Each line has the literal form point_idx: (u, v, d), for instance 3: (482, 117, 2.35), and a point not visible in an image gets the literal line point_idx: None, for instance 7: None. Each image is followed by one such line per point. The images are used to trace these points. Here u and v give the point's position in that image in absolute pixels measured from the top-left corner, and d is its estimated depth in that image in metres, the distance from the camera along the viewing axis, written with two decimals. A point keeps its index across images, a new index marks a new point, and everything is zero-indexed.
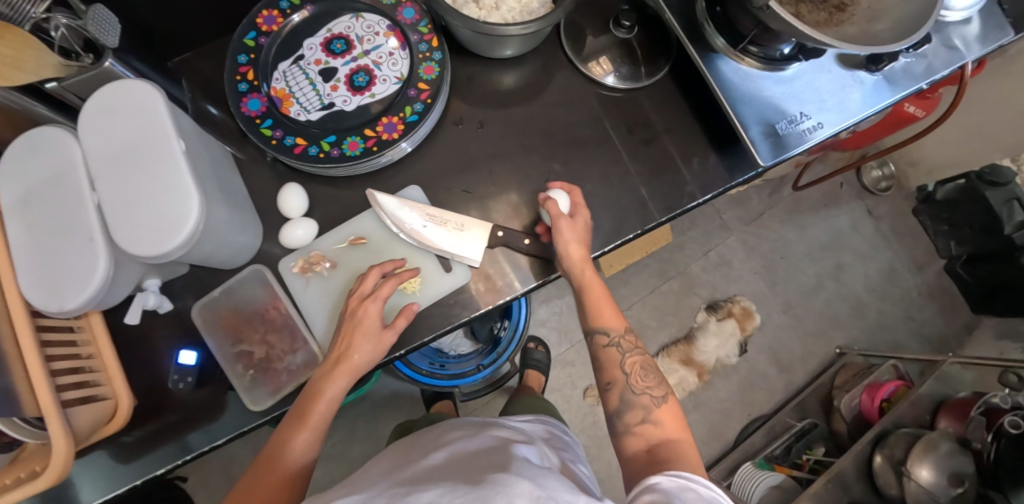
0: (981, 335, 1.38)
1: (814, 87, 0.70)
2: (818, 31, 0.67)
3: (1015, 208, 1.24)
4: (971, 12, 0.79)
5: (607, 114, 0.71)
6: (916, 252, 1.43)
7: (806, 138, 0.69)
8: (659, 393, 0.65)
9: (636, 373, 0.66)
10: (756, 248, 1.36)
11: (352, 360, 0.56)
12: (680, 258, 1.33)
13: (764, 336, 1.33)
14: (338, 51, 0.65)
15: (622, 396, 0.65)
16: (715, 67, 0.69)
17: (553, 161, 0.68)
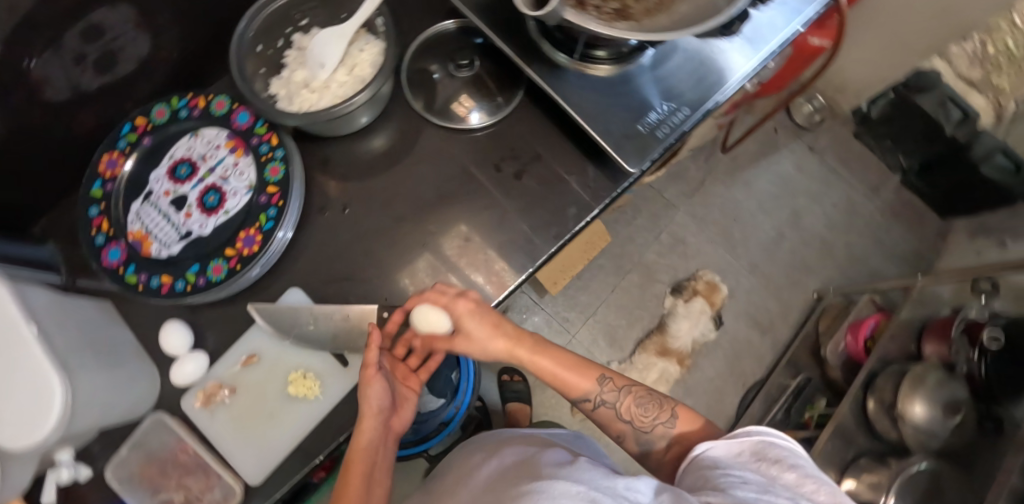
0: (956, 239, 1.40)
1: (672, 72, 0.67)
2: (648, 20, 0.60)
3: (950, 108, 1.26)
4: None
5: (471, 159, 0.69)
6: (870, 176, 1.43)
7: (678, 125, 0.65)
8: (670, 414, 0.59)
9: (636, 413, 0.60)
10: (707, 218, 1.34)
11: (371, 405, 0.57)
12: (632, 250, 1.30)
13: (737, 302, 1.30)
14: (184, 176, 0.66)
15: (639, 440, 0.61)
16: (565, 82, 0.65)
17: (428, 223, 0.67)
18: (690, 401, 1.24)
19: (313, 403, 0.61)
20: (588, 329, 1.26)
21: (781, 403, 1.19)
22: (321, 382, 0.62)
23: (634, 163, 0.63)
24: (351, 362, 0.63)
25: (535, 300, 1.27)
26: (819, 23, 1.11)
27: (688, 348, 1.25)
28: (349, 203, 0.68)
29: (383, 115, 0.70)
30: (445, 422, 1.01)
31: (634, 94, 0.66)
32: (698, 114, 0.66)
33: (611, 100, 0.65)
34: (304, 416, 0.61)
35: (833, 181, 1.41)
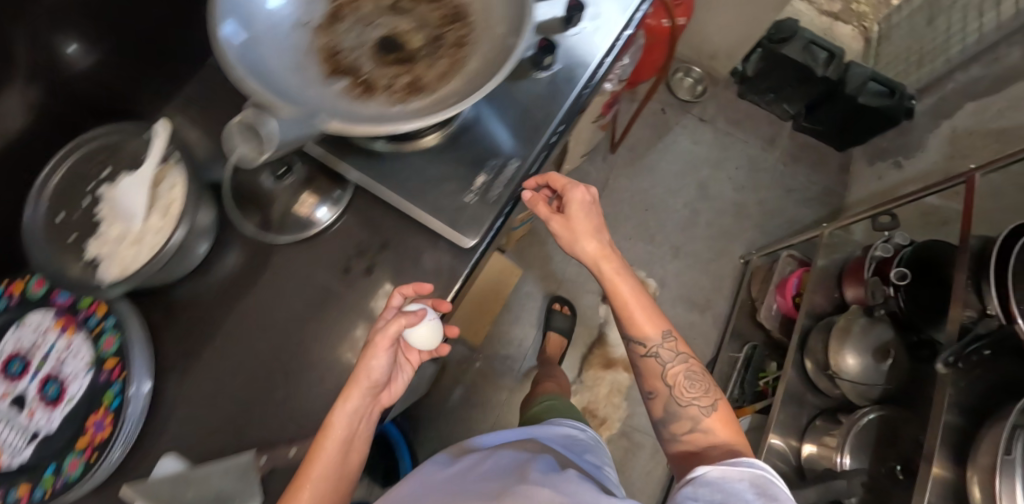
0: (858, 168, 1.44)
1: (491, 127, 0.65)
2: (439, 81, 0.53)
3: (815, 50, 1.29)
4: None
5: (318, 265, 0.65)
6: (764, 130, 1.45)
7: (508, 181, 0.62)
8: (707, 401, 0.66)
9: (681, 385, 0.67)
10: (619, 215, 1.33)
11: (362, 378, 0.57)
12: (555, 267, 1.28)
13: (670, 289, 1.30)
14: (15, 372, 0.59)
15: (668, 406, 0.67)
16: (385, 167, 0.63)
17: (290, 345, 0.63)
18: None
19: None
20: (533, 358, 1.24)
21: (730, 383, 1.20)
22: None
23: (467, 234, 0.61)
24: None
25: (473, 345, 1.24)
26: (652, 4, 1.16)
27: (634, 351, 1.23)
28: (201, 350, 0.63)
29: (217, 244, 0.66)
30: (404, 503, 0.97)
31: (467, 153, 0.64)
32: (536, 159, 0.65)
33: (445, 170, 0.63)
34: None
35: (730, 145, 1.42)
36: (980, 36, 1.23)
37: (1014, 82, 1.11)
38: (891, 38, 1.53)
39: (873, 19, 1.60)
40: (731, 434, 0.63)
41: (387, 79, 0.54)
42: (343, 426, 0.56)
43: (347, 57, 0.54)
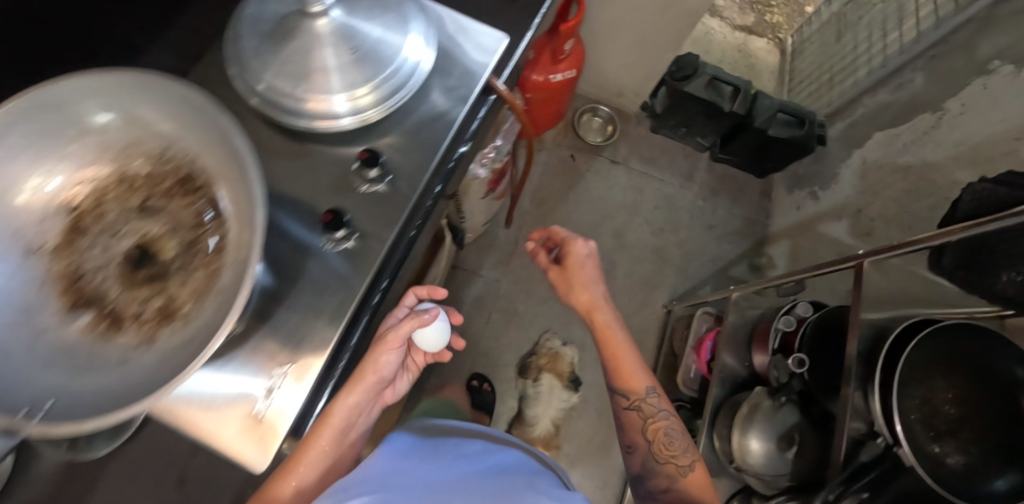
0: (778, 195, 1.39)
1: (277, 319, 0.52)
2: (164, 319, 0.47)
3: (720, 85, 1.23)
4: (390, 88, 0.56)
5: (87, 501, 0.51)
6: (680, 164, 1.39)
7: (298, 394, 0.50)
8: (684, 454, 0.74)
9: (660, 441, 0.76)
10: (533, 276, 1.27)
11: (369, 368, 0.58)
12: (469, 341, 1.21)
13: (592, 350, 1.24)
14: None
15: (645, 462, 0.75)
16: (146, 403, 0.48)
17: None
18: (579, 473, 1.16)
19: None
20: None
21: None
22: None
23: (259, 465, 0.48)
24: None
25: None
26: (536, 60, 1.08)
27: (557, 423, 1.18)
28: None
29: None
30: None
31: (257, 342, 0.51)
32: (354, 324, 0.55)
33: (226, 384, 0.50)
34: None
35: (646, 185, 1.36)
36: (883, 59, 1.18)
37: (917, 113, 1.06)
38: (803, 53, 1.49)
39: (788, 29, 1.59)
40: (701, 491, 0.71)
41: (137, 309, 0.47)
42: (339, 418, 0.57)
43: (79, 291, 0.46)
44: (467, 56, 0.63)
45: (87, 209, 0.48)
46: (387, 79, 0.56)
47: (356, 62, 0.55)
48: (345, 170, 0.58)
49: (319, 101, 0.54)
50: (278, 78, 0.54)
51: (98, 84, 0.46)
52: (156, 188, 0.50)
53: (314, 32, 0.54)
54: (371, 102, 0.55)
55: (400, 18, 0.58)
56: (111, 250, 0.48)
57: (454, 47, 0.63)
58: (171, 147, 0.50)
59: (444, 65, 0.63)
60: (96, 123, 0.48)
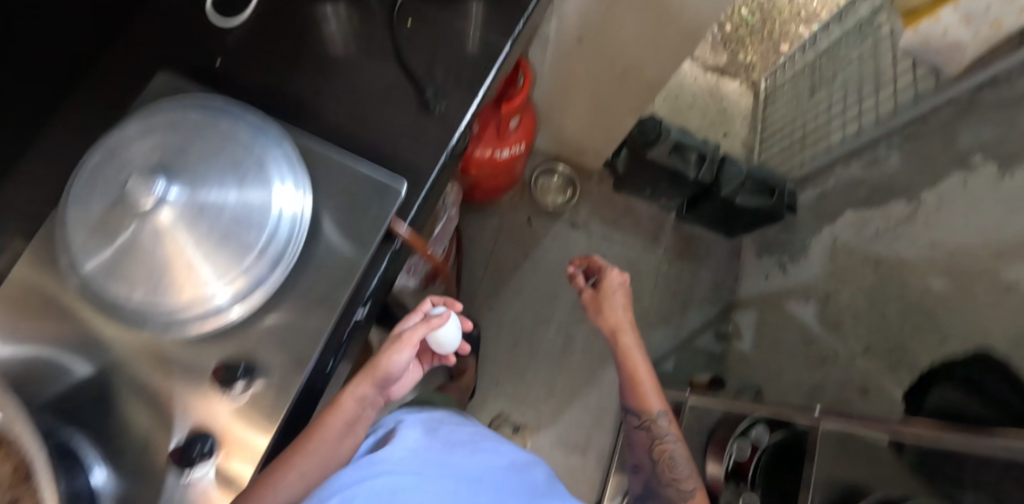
0: (748, 258, 1.32)
1: None
2: None
3: (685, 152, 1.14)
4: (258, 277, 0.49)
5: None
6: (645, 225, 1.31)
7: None
8: (686, 472, 0.76)
9: (668, 466, 0.77)
10: (484, 355, 1.19)
11: (376, 363, 0.60)
12: None
13: (545, 434, 1.17)
14: None
15: (653, 481, 0.78)
16: None
17: None
18: None
19: None
20: None
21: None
22: None
23: None
24: None
25: None
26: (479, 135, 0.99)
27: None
28: None
29: None
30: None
31: None
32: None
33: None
34: None
35: (608, 251, 1.28)
36: (858, 128, 1.11)
37: (890, 198, 0.98)
38: (776, 102, 1.42)
39: (760, 72, 1.52)
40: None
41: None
42: (346, 411, 0.59)
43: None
44: (359, 199, 0.57)
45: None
46: (254, 267, 0.49)
47: (219, 248, 0.47)
48: (223, 355, 0.53)
49: (186, 297, 0.47)
50: (117, 284, 0.47)
51: None
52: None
53: (157, 226, 0.46)
54: (249, 283, 0.49)
55: (262, 177, 0.49)
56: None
57: (352, 193, 0.57)
58: None
59: (342, 216, 0.57)
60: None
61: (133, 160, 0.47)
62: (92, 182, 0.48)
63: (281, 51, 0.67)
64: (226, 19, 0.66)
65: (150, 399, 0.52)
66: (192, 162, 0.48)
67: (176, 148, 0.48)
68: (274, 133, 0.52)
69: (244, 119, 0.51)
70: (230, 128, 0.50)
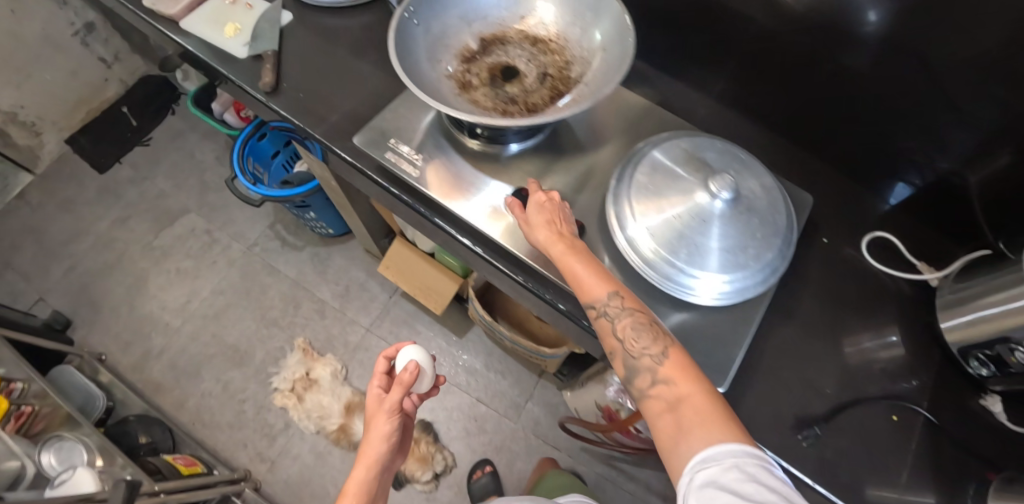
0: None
1: (457, 146, 0.65)
2: (450, 99, 0.58)
3: None
4: (661, 275, 0.56)
5: (346, 37, 0.83)
6: None
7: (390, 157, 0.64)
8: (603, 299, 0.52)
9: (630, 336, 0.51)
10: (485, 443, 1.05)
11: (375, 432, 0.59)
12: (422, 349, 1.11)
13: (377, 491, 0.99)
14: None
15: (623, 364, 0.51)
16: (412, 43, 0.59)
17: (306, 34, 0.83)
18: (247, 428, 1.04)
19: (220, 16, 0.85)
20: (322, 318, 1.13)
21: (227, 474, 0.94)
22: (235, 27, 0.84)
23: (419, 179, 0.64)
24: (253, 11, 0.85)
25: (348, 258, 1.18)
26: None
27: (299, 425, 1.04)
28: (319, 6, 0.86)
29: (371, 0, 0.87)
30: (243, 189, 1.14)
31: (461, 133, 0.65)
32: (417, 206, 0.67)
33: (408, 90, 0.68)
34: (213, 8, 0.86)
35: None
36: None
37: None
38: None
39: None
40: (726, 420, 0.44)
41: (473, 74, 0.62)
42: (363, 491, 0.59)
43: (476, 51, 0.64)
44: (707, 351, 0.58)
45: (524, 33, 0.65)
46: (672, 275, 0.55)
47: (668, 235, 0.55)
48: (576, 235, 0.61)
49: (643, 235, 0.56)
50: (653, 183, 0.57)
51: (616, 5, 0.57)
52: (556, 68, 0.62)
53: (704, 203, 0.54)
54: (632, 256, 0.57)
55: (733, 267, 0.54)
56: (506, 58, 0.64)
57: (719, 354, 0.58)
58: (587, 87, 0.57)
59: (697, 340, 0.58)
60: (591, 24, 0.61)
61: (748, 183, 0.56)
62: (728, 157, 0.58)
63: (843, 298, 0.70)
64: (875, 260, 0.72)
65: (543, 163, 0.66)
66: (748, 213, 0.55)
67: (752, 204, 0.55)
68: (777, 268, 0.56)
69: (788, 256, 0.57)
70: (773, 243, 0.55)
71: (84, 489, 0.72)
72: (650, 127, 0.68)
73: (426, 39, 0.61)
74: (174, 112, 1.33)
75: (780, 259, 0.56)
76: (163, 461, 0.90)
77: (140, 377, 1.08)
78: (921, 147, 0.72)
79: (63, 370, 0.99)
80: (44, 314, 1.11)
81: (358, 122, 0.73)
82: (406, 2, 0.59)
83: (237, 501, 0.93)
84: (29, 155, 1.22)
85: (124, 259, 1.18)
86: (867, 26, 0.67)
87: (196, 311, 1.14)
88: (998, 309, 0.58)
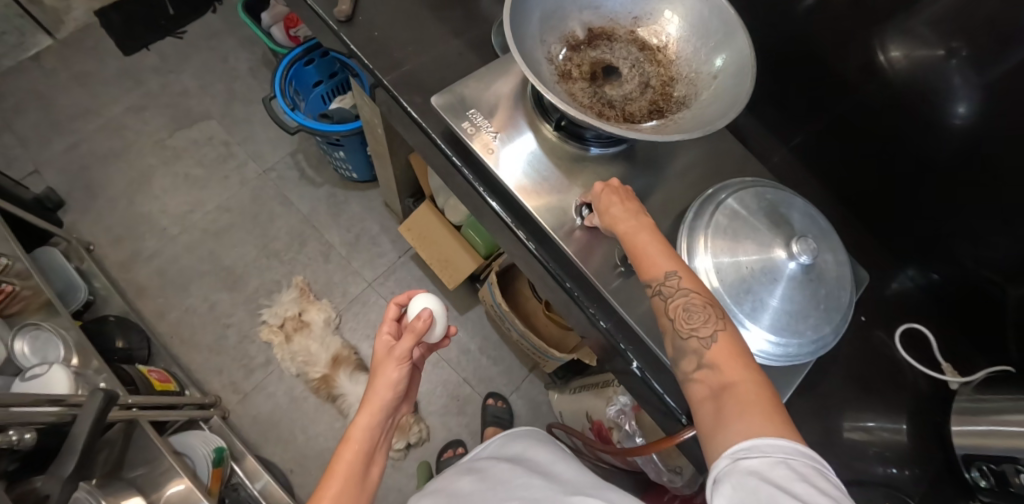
0: None
1: (535, 133, 0.62)
2: (548, 85, 0.55)
3: None
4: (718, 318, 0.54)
5: None
6: None
7: (465, 126, 0.60)
8: (661, 272, 0.48)
9: (681, 315, 0.47)
10: (462, 425, 1.04)
11: (381, 383, 0.51)
12: None
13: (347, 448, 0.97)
14: None
15: (672, 345, 0.48)
16: (523, 15, 0.55)
17: None
18: (227, 355, 1.01)
19: None
20: (327, 262, 1.09)
21: (198, 397, 0.91)
22: None
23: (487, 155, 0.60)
24: None
25: (367, 208, 1.14)
26: None
27: (281, 364, 1.01)
28: None
29: None
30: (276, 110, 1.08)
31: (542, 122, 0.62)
32: (476, 184, 0.64)
33: (497, 60, 0.65)
34: None
35: None
36: None
37: None
38: None
39: None
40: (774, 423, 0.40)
41: (574, 64, 0.59)
42: (361, 441, 0.50)
43: (581, 40, 0.61)
44: None
45: (634, 35, 0.62)
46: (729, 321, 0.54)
47: (738, 283, 0.54)
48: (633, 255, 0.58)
49: (709, 275, 0.55)
50: (731, 229, 0.56)
51: (741, 36, 0.55)
52: (658, 82, 0.60)
53: (779, 263, 0.53)
54: None
55: (788, 332, 0.54)
56: (610, 56, 0.61)
57: None
58: (688, 115, 0.55)
59: None
60: (709, 48, 0.58)
61: (822, 255, 0.56)
62: (809, 223, 0.57)
63: (865, 380, 0.70)
64: (900, 348, 0.73)
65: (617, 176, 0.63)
66: (816, 284, 0.55)
67: (822, 274, 0.55)
68: (826, 343, 0.56)
69: (839, 332, 0.57)
70: (830, 319, 0.55)
71: (56, 391, 0.70)
72: (729, 167, 0.66)
73: (539, 15, 0.57)
74: (216, 10, 1.25)
75: (831, 336, 0.56)
76: (137, 372, 0.86)
77: (125, 277, 1.03)
78: (971, 245, 0.73)
79: (47, 252, 0.94)
80: (38, 188, 1.06)
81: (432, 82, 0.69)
82: None
83: (204, 427, 0.90)
84: (53, 18, 1.17)
85: (133, 152, 1.12)
86: (956, 114, 0.67)
87: (197, 223, 1.09)
88: (1004, 426, 0.59)
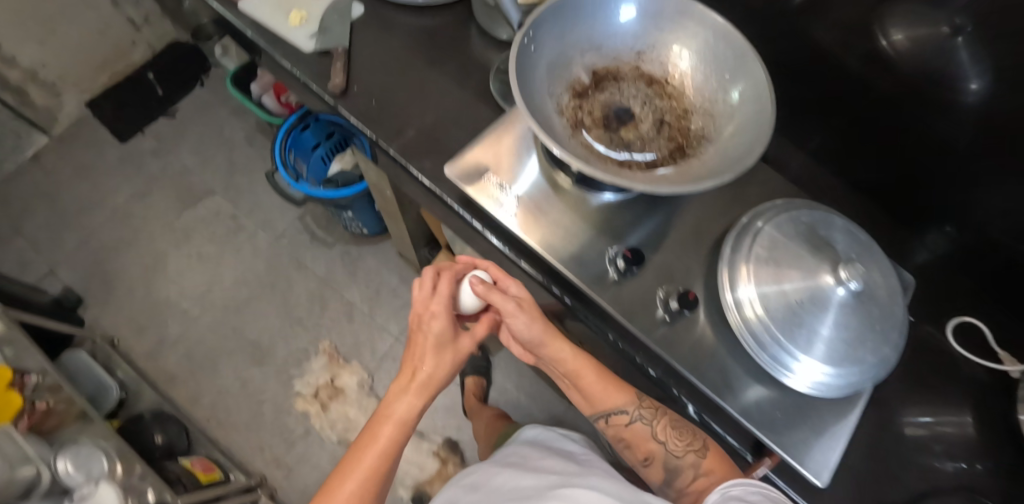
0: None
1: (552, 186, 0.61)
2: (562, 139, 0.53)
3: None
4: (773, 355, 0.52)
5: (421, 43, 0.76)
6: None
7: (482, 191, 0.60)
8: (616, 404, 0.57)
9: (669, 436, 0.55)
10: None
11: (446, 350, 0.54)
12: None
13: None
14: None
15: (663, 464, 0.54)
16: (527, 72, 0.54)
17: (377, 36, 0.76)
18: (266, 430, 1.00)
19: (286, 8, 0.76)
20: (350, 321, 1.08)
21: (244, 481, 0.90)
22: (303, 17, 0.76)
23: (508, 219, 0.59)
24: None
25: (382, 261, 1.13)
26: None
27: (320, 433, 1.00)
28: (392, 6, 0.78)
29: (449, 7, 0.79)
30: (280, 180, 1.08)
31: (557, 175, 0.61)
32: (501, 247, 0.64)
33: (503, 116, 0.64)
34: None
35: None
36: None
37: None
38: None
39: None
40: None
41: (584, 111, 0.58)
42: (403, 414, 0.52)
43: (587, 85, 0.59)
44: (805, 434, 0.55)
45: (640, 71, 0.60)
46: (784, 356, 0.52)
47: (787, 317, 0.52)
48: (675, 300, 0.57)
49: (756, 311, 0.53)
50: (771, 258, 0.54)
51: (756, 65, 0.54)
52: (673, 116, 0.58)
53: (828, 291, 0.51)
54: (741, 330, 0.53)
55: (849, 360, 0.52)
56: (619, 97, 0.59)
57: (816, 439, 0.54)
58: (711, 150, 0.54)
59: (794, 423, 0.55)
60: (721, 77, 0.57)
61: (870, 274, 0.54)
62: (848, 241, 0.56)
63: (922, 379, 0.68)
64: (952, 340, 0.70)
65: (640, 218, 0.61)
66: (868, 306, 0.53)
67: (873, 294, 0.53)
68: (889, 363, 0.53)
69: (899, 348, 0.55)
70: (889, 339, 0.53)
71: None
72: (753, 188, 0.64)
73: (543, 70, 0.56)
74: (203, 84, 1.25)
75: (893, 356, 0.54)
76: (182, 467, 0.85)
77: (153, 366, 1.03)
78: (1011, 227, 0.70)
79: (76, 356, 0.93)
80: (56, 289, 1.06)
81: (437, 146, 0.68)
82: (528, 27, 0.54)
83: None
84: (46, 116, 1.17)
85: (144, 240, 1.11)
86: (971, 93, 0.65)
87: (217, 300, 1.08)
88: None
